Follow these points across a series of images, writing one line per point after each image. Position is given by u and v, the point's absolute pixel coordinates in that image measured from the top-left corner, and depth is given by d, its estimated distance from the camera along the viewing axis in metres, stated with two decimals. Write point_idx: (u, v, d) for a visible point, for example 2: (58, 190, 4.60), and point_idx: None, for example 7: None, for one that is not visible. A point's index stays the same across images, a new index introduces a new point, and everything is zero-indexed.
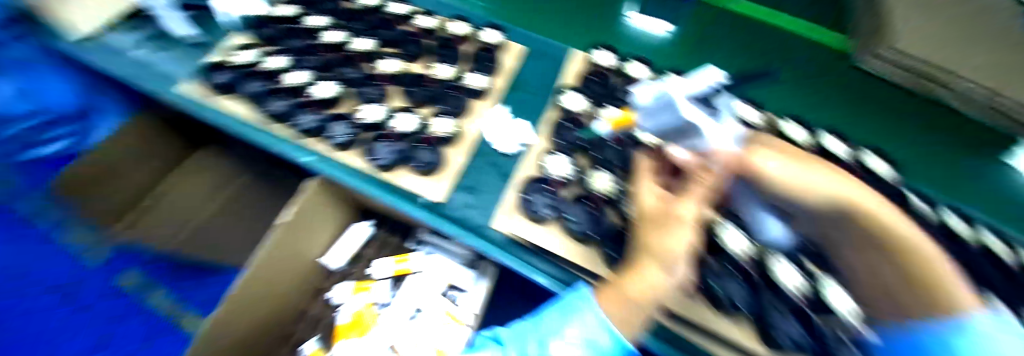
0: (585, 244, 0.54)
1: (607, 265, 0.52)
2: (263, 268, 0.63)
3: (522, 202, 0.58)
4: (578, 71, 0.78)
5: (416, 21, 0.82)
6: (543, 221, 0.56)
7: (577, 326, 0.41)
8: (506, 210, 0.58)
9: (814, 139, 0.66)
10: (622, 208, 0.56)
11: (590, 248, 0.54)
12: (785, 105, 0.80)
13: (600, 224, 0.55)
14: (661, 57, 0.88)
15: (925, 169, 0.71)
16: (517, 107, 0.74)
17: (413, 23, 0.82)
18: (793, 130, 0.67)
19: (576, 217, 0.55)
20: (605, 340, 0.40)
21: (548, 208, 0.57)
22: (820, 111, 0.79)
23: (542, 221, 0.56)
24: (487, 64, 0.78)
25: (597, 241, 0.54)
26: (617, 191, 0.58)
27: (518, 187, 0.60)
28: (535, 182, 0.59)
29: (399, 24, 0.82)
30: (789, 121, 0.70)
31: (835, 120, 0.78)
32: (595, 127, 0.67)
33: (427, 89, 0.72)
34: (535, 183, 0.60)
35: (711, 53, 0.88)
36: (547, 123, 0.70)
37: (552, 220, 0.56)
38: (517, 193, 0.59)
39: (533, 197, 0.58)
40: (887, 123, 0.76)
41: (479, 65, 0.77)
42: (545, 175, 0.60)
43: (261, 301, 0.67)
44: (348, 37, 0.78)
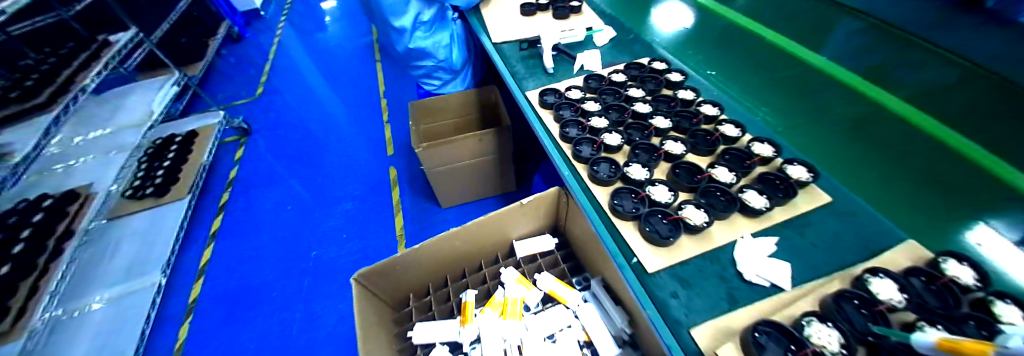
0: (662, 245, 0.69)
1: (678, 265, 0.67)
2: (414, 251, 0.90)
3: (615, 205, 0.77)
4: (690, 126, 0.92)
5: (573, 91, 1.10)
6: (627, 218, 0.74)
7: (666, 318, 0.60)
8: (615, 220, 0.75)
9: (785, 171, 0.78)
10: (701, 229, 0.70)
11: (665, 250, 0.69)
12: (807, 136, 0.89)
13: (675, 233, 0.70)
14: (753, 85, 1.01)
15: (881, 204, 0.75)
16: (635, 148, 0.89)
17: (573, 90, 1.09)
18: (793, 172, 0.77)
19: (655, 227, 0.72)
20: (696, 332, 0.58)
21: (633, 210, 0.76)
22: (823, 144, 0.85)
23: (637, 227, 0.73)
24: (624, 119, 0.97)
25: (669, 242, 0.69)
26: (703, 222, 0.70)
27: (611, 196, 0.80)
28: (623, 189, 0.80)
29: (564, 91, 1.10)
30: (795, 164, 0.79)
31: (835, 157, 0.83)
32: (700, 173, 0.80)
33: (577, 131, 0.96)
34: (623, 192, 0.80)
35: (791, 81, 0.91)
36: (660, 167, 0.85)
37: (633, 221, 0.74)
38: (610, 198, 0.79)
39: (623, 202, 0.78)
40: (865, 154, 0.76)
41: (619, 120, 0.97)
42: (636, 187, 0.79)
43: (386, 285, 0.93)
44: (531, 99, 1.09)
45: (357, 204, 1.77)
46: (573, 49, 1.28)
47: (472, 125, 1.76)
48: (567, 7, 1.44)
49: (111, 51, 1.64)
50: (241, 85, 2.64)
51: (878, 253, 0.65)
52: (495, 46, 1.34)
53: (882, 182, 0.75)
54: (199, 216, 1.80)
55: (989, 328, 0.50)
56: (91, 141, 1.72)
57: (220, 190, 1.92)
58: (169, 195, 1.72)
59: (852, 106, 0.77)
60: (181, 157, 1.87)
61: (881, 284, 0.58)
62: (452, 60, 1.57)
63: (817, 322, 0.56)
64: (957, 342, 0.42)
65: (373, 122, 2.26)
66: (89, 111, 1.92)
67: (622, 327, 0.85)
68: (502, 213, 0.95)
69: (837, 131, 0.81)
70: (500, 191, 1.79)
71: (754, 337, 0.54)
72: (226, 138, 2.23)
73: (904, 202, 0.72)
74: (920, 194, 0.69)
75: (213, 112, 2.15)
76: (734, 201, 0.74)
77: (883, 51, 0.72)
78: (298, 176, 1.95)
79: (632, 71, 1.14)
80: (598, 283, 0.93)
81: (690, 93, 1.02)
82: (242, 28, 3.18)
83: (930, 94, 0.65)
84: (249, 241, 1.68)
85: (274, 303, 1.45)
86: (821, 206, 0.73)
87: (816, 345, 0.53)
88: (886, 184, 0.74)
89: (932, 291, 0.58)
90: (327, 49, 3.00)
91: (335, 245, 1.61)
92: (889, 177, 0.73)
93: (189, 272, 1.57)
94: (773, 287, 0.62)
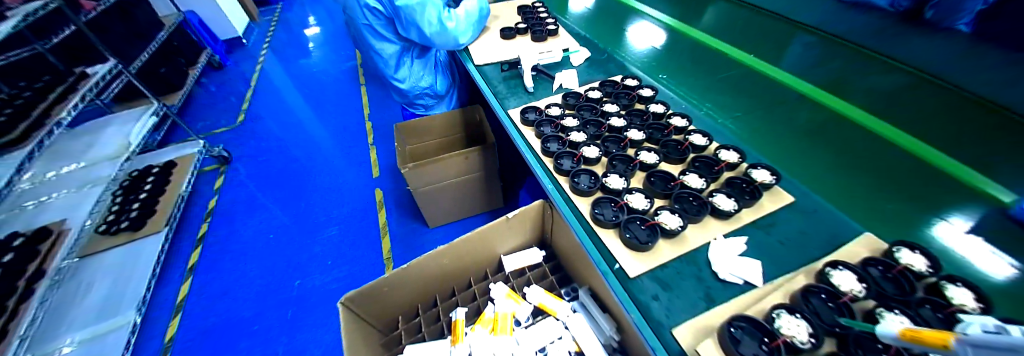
0: (641, 250, 0.72)
1: (658, 269, 0.70)
2: (404, 271, 0.90)
3: (598, 213, 0.80)
4: (665, 137, 0.97)
5: (553, 109, 1.14)
6: (608, 226, 0.77)
7: (650, 322, 0.62)
8: (597, 229, 0.78)
9: (749, 175, 0.83)
10: (676, 232, 0.73)
11: (644, 254, 0.72)
12: (764, 138, 0.94)
13: (652, 237, 0.74)
14: (713, 91, 1.10)
15: (854, 207, 0.75)
16: (614, 159, 0.93)
17: (554, 108, 1.14)
18: (758, 175, 0.82)
19: (634, 233, 0.75)
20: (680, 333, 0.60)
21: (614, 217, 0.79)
22: (783, 146, 0.90)
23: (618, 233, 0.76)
24: (599, 133, 1.01)
25: (648, 245, 0.72)
26: (678, 227, 0.74)
27: (593, 204, 0.83)
28: (603, 198, 0.84)
29: (545, 109, 1.14)
30: (759, 168, 0.84)
31: (792, 159, 0.87)
32: (674, 182, 0.85)
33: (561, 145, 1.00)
34: (605, 201, 0.83)
35: (749, 94, 1.04)
36: (640, 178, 0.89)
37: (614, 228, 0.77)
38: (592, 207, 0.82)
39: (604, 210, 0.81)
40: (825, 157, 0.85)
41: (595, 134, 1.02)
42: (616, 195, 0.83)
43: (373, 306, 0.92)
44: (516, 116, 1.13)
45: (342, 229, 1.76)
46: (551, 68, 1.35)
47: (457, 145, 1.79)
48: (544, 31, 1.50)
49: (89, 84, 1.63)
50: (220, 114, 2.61)
51: (838, 246, 0.69)
52: (477, 68, 1.39)
53: (834, 181, 0.80)
54: (173, 250, 1.73)
55: (943, 311, 0.55)
56: (65, 175, 1.67)
57: (198, 222, 1.86)
58: (145, 228, 1.66)
59: (816, 112, 0.91)
60: (157, 188, 1.82)
61: (842, 276, 0.62)
62: (436, 86, 1.67)
63: (787, 314, 0.59)
64: (918, 332, 0.44)
65: (358, 146, 2.27)
66: (62, 145, 1.87)
67: (610, 334, 0.87)
68: (490, 228, 0.96)
69: (796, 138, 0.90)
70: (487, 208, 1.81)
71: (729, 332, 0.57)
72: (204, 166, 2.19)
73: (855, 197, 0.76)
74: (871, 191, 0.76)
75: (192, 141, 2.11)
76: (705, 206, 0.78)
77: (836, 65, 0.91)
78: (281, 203, 1.93)
79: (607, 88, 1.20)
80: (587, 292, 0.96)
81: (660, 106, 1.07)
82: (223, 56, 3.19)
83: (882, 100, 0.82)
84: (229, 272, 1.63)
85: (256, 337, 1.40)
86: (785, 206, 0.78)
87: (785, 335, 0.56)
88: (847, 187, 0.78)
89: (889, 279, 0.62)
90: (309, 75, 3.00)
91: (322, 272, 1.58)
92: (848, 182, 0.79)
93: (164, 309, 1.50)
94: (746, 284, 0.66)
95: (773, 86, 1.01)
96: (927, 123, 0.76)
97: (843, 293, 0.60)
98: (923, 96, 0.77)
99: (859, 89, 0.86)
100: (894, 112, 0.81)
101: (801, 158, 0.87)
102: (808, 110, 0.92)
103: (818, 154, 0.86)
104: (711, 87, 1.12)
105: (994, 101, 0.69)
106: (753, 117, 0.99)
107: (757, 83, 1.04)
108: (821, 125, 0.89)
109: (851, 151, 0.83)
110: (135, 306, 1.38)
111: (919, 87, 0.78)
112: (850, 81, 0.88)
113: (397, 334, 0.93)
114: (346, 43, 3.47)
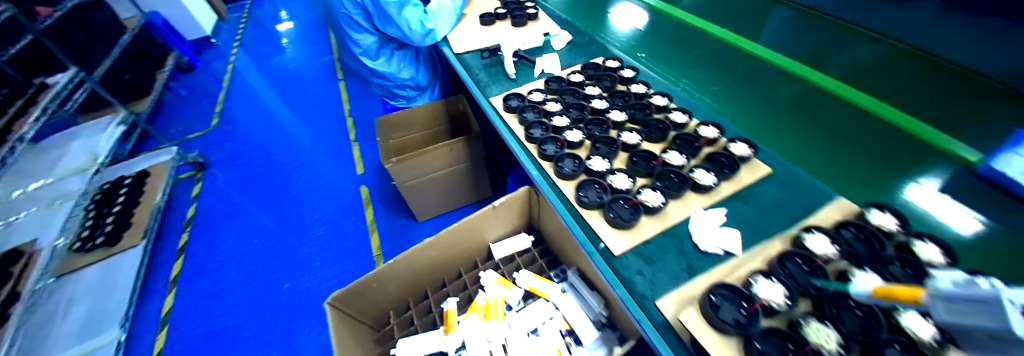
0: (625, 228, 0.73)
1: (643, 246, 0.71)
2: (390, 267, 0.90)
3: (582, 196, 0.80)
4: (647, 117, 0.97)
5: (535, 95, 1.13)
6: (592, 208, 0.78)
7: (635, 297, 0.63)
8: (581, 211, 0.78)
9: (730, 149, 0.84)
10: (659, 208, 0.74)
11: (628, 232, 0.73)
12: (754, 120, 0.98)
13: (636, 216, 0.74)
14: (702, 68, 1.12)
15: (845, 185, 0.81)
16: (597, 142, 0.93)
17: (536, 94, 1.13)
18: (738, 149, 0.83)
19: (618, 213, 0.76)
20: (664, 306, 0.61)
21: (598, 198, 0.80)
22: (773, 129, 0.94)
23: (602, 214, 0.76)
24: (582, 117, 1.01)
25: (631, 223, 0.73)
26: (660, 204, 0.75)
27: (577, 186, 0.83)
28: (587, 180, 0.84)
29: (527, 96, 1.13)
30: (738, 142, 0.85)
31: (783, 143, 0.92)
32: (656, 160, 0.85)
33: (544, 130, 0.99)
34: (588, 183, 0.84)
35: (734, 71, 1.04)
36: (623, 159, 0.90)
37: (598, 209, 0.78)
38: (576, 190, 0.82)
39: (588, 192, 0.81)
40: (814, 136, 0.86)
41: (578, 118, 1.01)
42: (599, 177, 0.83)
43: (361, 303, 0.92)
44: (498, 103, 1.12)
45: (329, 230, 1.73)
46: (533, 53, 1.33)
47: (441, 136, 1.77)
48: (523, 15, 1.49)
49: (48, 96, 1.54)
50: (194, 118, 2.52)
51: (814, 212, 0.71)
52: (457, 57, 1.36)
53: (824, 162, 0.85)
54: (155, 261, 1.68)
55: (913, 267, 0.57)
56: (30, 193, 1.60)
57: (178, 232, 1.81)
58: (122, 243, 1.61)
59: (795, 90, 0.88)
60: (132, 201, 1.76)
61: (816, 239, 0.64)
62: (418, 78, 1.65)
63: (764, 279, 0.61)
64: (890, 290, 0.45)
65: (340, 143, 2.22)
66: (23, 161, 1.78)
67: (599, 310, 0.90)
68: (476, 217, 0.96)
69: (783, 118, 0.92)
70: (476, 197, 1.80)
71: (709, 299, 0.59)
72: (180, 174, 2.12)
73: (844, 175, 0.81)
74: (858, 167, 0.79)
75: (164, 149, 2.04)
76: (686, 182, 0.79)
77: (812, 36, 0.84)
78: (263, 207, 1.88)
79: (589, 71, 1.19)
80: (575, 272, 0.98)
81: (641, 86, 1.07)
82: (192, 57, 3.06)
83: (862, 72, 0.77)
84: (214, 280, 1.60)
85: (247, 343, 1.39)
86: (765, 177, 0.80)
87: (763, 299, 0.58)
88: (838, 167, 0.82)
89: (861, 239, 0.64)
90: (286, 72, 2.91)
91: (309, 274, 1.57)
92: (836, 163, 0.82)
93: (149, 324, 1.47)
94: (727, 254, 0.67)
95: (754, 64, 0.97)
96: (911, 94, 0.71)
97: (818, 256, 0.62)
98: (902, 67, 0.71)
99: (837, 63, 0.81)
100: (873, 84, 0.76)
101: (793, 140, 0.90)
102: (787, 88, 0.90)
103: (805, 134, 0.87)
104: (699, 64, 1.13)
105: (966, 66, 0.63)
106: (741, 100, 1.01)
107: (739, 60, 1.01)
108: (802, 102, 0.87)
109: (834, 128, 0.82)
110: (119, 323, 1.35)
111: (898, 57, 0.71)
112: (827, 54, 0.83)
113: (389, 329, 0.94)
114: (320, 37, 3.35)
